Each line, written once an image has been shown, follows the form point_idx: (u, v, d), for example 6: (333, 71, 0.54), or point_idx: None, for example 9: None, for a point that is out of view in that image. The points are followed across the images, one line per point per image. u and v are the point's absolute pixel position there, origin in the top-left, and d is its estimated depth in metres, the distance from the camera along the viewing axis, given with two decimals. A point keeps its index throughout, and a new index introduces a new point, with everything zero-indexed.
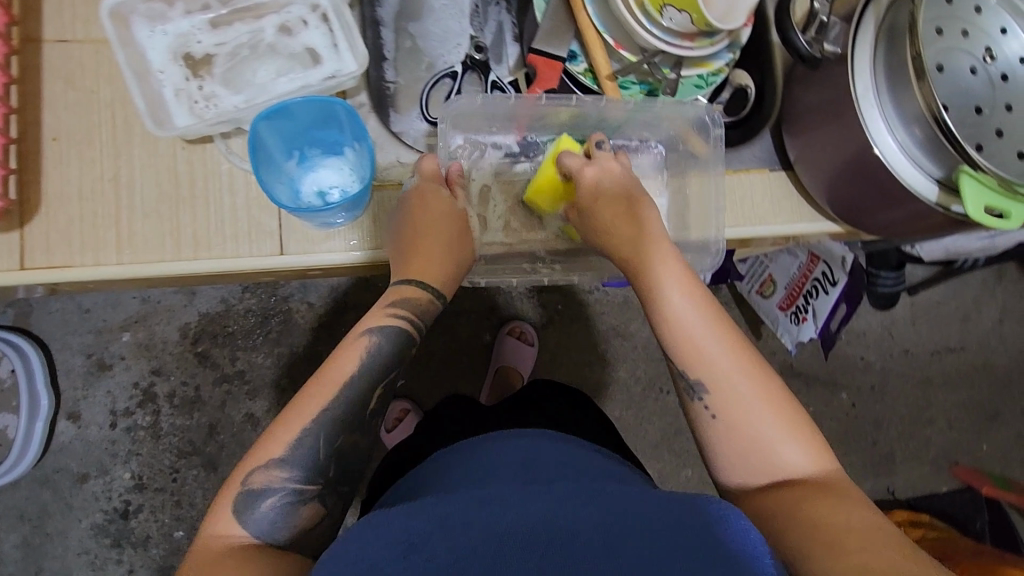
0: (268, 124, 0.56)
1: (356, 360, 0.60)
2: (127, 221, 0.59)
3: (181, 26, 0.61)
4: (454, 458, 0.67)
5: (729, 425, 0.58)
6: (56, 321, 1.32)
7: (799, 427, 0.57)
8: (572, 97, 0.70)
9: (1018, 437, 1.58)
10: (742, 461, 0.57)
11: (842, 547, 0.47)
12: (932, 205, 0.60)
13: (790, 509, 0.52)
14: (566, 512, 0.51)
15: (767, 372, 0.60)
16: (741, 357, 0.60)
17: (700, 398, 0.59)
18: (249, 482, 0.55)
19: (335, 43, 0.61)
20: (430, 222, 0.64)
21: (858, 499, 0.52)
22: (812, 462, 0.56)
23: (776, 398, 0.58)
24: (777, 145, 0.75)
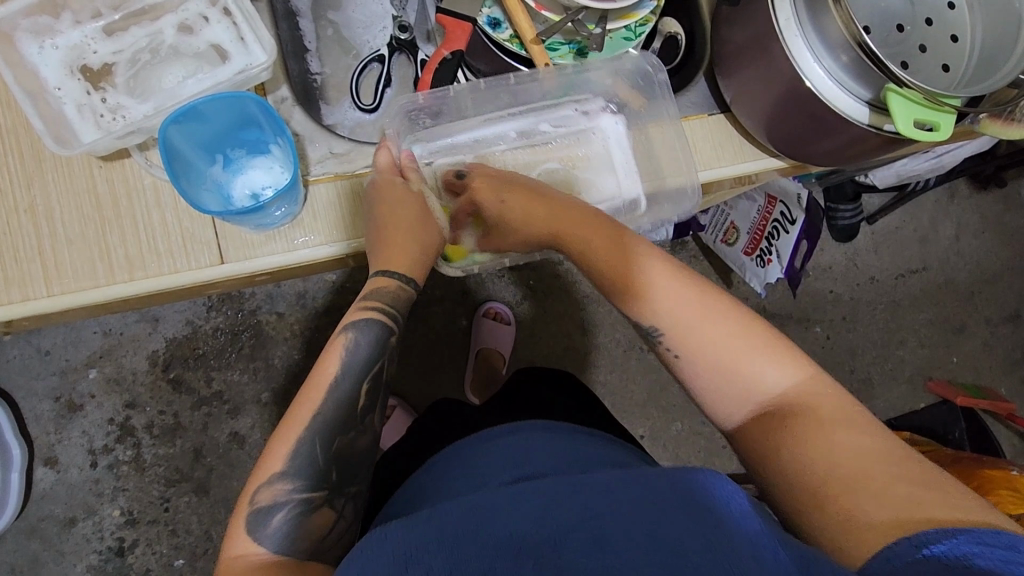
0: (178, 128, 0.53)
1: (338, 360, 0.58)
2: (52, 250, 0.56)
3: (72, 38, 0.57)
4: (442, 470, 0.66)
5: (701, 364, 0.58)
6: (17, 367, 1.28)
7: (774, 348, 0.57)
8: (510, 76, 0.72)
9: (986, 346, 1.64)
10: (721, 396, 0.58)
11: (831, 495, 0.49)
12: (865, 127, 0.60)
13: (780, 453, 0.53)
14: (556, 506, 0.49)
15: (738, 309, 0.59)
16: (708, 303, 0.59)
17: (663, 343, 0.60)
18: (257, 500, 0.53)
19: (240, 36, 0.58)
20: (391, 213, 0.61)
21: (852, 420, 0.53)
22: (788, 377, 0.56)
23: (748, 326, 0.58)
24: (713, 87, 0.74)
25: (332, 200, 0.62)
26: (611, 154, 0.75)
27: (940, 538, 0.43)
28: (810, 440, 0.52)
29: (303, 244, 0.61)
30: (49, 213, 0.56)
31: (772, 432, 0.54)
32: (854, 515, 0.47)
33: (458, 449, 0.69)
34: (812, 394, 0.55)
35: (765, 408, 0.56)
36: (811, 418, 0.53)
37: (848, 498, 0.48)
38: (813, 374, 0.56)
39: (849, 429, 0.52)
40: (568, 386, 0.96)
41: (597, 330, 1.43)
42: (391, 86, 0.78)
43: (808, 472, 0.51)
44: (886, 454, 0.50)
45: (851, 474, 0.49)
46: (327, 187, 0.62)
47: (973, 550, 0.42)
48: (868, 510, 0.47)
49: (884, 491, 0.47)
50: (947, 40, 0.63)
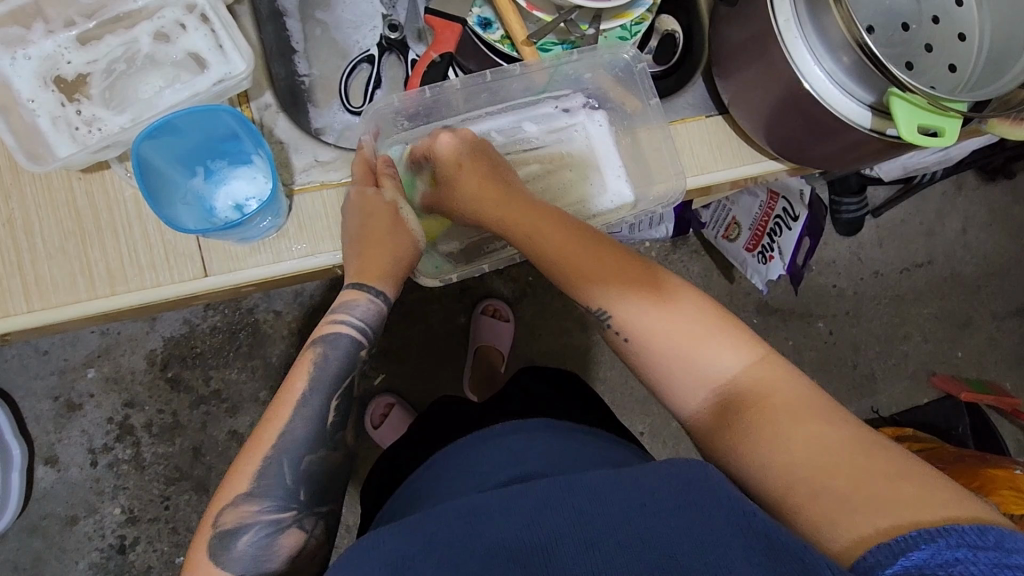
0: (151, 143, 0.51)
1: (307, 377, 0.58)
2: (33, 263, 0.55)
3: (46, 47, 0.55)
4: (435, 473, 0.65)
5: (651, 351, 0.58)
6: (16, 367, 1.27)
7: (712, 329, 0.57)
8: (486, 72, 0.69)
9: (992, 340, 1.62)
10: (676, 386, 0.57)
11: (794, 495, 0.48)
12: (867, 131, 0.58)
13: (731, 444, 0.53)
14: (547, 512, 0.47)
15: (674, 292, 0.59)
16: (648, 287, 0.59)
17: (613, 330, 0.60)
18: (221, 522, 0.53)
19: (219, 44, 0.56)
20: (371, 231, 0.60)
21: (786, 398, 0.52)
22: (739, 361, 0.55)
23: (682, 308, 0.58)
24: (710, 89, 0.72)
25: (318, 211, 0.61)
26: (595, 152, 0.75)
27: (924, 542, 0.41)
28: (766, 433, 0.51)
29: (291, 253, 0.60)
30: (29, 225, 0.55)
31: (723, 423, 0.53)
32: (824, 523, 0.46)
33: (449, 453, 0.68)
34: (753, 378, 0.54)
35: (718, 396, 0.55)
36: (765, 408, 0.52)
37: (807, 507, 0.47)
38: (764, 354, 0.56)
39: (807, 419, 0.50)
40: (568, 382, 0.95)
41: (597, 326, 1.41)
42: (381, 87, 0.77)
43: (768, 470, 0.50)
44: (855, 446, 0.48)
45: (814, 472, 0.48)
46: (314, 197, 0.61)
47: (957, 554, 0.40)
48: (838, 521, 0.45)
49: (859, 497, 0.45)
50: (954, 39, 0.61)
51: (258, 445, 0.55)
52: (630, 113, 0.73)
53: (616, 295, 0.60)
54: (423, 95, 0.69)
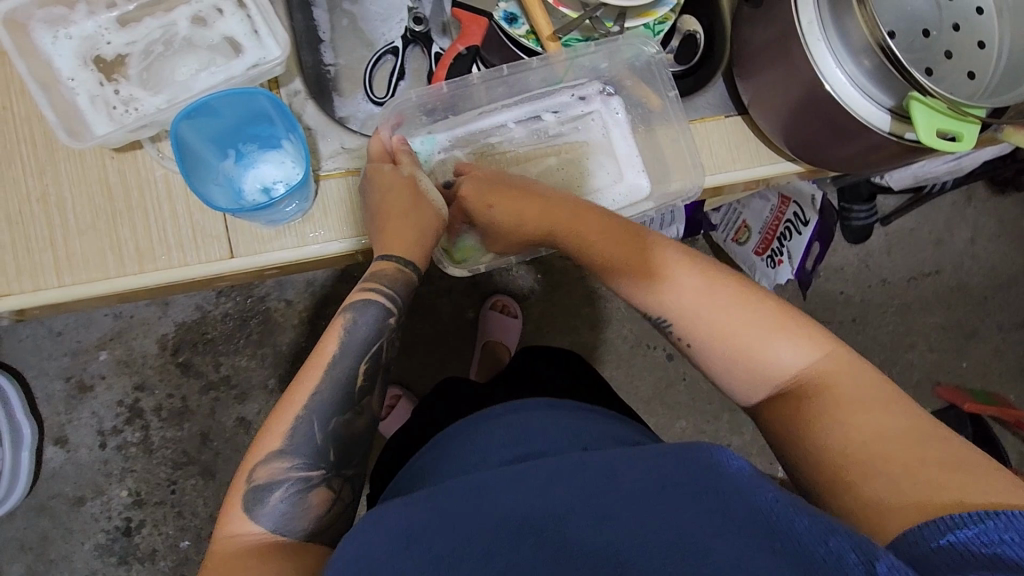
0: (189, 124, 0.52)
1: (337, 340, 0.58)
2: (64, 240, 0.56)
3: (86, 28, 0.56)
4: (444, 449, 0.66)
5: (719, 348, 0.59)
6: (29, 347, 1.29)
7: (784, 325, 0.58)
8: (505, 67, 0.70)
9: (997, 352, 1.62)
10: (737, 377, 0.59)
11: (845, 482, 0.50)
12: (885, 134, 0.59)
13: (797, 433, 0.55)
14: (557, 488, 0.49)
15: (746, 291, 0.60)
16: (725, 292, 0.60)
17: (673, 333, 0.62)
18: (255, 477, 0.54)
19: (254, 29, 0.57)
20: (390, 206, 0.60)
21: (863, 395, 0.54)
22: (805, 357, 0.56)
23: (752, 307, 0.59)
24: (731, 89, 0.73)
25: (342, 197, 0.62)
26: (612, 141, 0.76)
27: (969, 523, 0.42)
28: (834, 420, 0.53)
29: (313, 239, 0.61)
30: (61, 202, 0.56)
31: (792, 413, 0.55)
32: (884, 503, 0.47)
33: (458, 428, 0.68)
34: (822, 374, 0.55)
35: (785, 389, 0.57)
36: (833, 402, 0.53)
37: (864, 484, 0.49)
38: (832, 349, 0.57)
39: (871, 409, 0.52)
40: (578, 365, 0.95)
41: (604, 325, 1.42)
42: (404, 79, 0.78)
43: (832, 451, 0.52)
44: (911, 433, 0.51)
45: (889, 459, 0.49)
46: (338, 182, 0.62)
47: (1005, 537, 0.41)
48: (879, 492, 0.48)
49: (914, 476, 0.48)
50: (975, 47, 0.62)
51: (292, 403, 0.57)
52: (648, 109, 0.74)
53: (674, 303, 0.61)
54: (440, 88, 0.70)
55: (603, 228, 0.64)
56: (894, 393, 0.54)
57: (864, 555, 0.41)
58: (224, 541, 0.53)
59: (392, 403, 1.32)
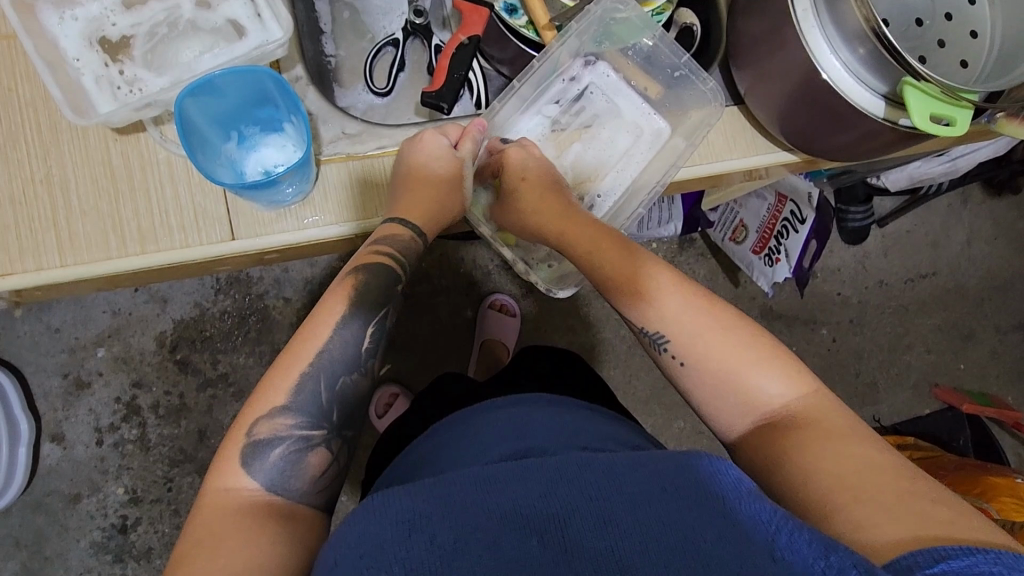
0: (193, 101, 0.53)
1: (345, 301, 0.60)
2: (66, 222, 0.56)
3: (91, 10, 0.57)
4: (444, 436, 0.66)
5: (706, 377, 0.59)
6: (27, 343, 1.29)
7: (774, 359, 0.58)
8: (514, 84, 0.70)
9: (994, 354, 1.63)
10: (722, 409, 0.59)
11: (832, 506, 0.48)
12: (881, 120, 0.60)
13: (775, 455, 0.54)
14: (561, 485, 0.47)
15: (740, 323, 0.61)
16: (722, 321, 0.61)
17: (667, 351, 0.62)
18: (255, 432, 0.54)
19: (258, 13, 0.58)
20: (418, 178, 0.63)
21: (842, 429, 0.53)
22: (790, 390, 0.57)
23: (744, 336, 0.60)
24: (727, 80, 0.75)
25: (343, 182, 0.63)
26: (616, 105, 0.77)
27: (961, 554, 0.41)
28: (813, 453, 0.52)
29: (312, 224, 0.61)
30: (64, 183, 0.57)
31: (772, 441, 0.55)
32: (866, 527, 0.46)
33: (457, 418, 0.68)
34: (806, 408, 0.56)
35: (767, 419, 0.56)
36: (814, 432, 0.53)
37: (848, 510, 0.47)
38: (814, 388, 0.57)
39: (848, 440, 0.52)
40: (574, 362, 0.96)
41: (601, 325, 1.43)
42: (404, 70, 0.79)
43: (812, 485, 0.50)
44: (890, 471, 0.49)
45: (850, 487, 0.49)
46: (339, 168, 0.63)
47: (991, 568, 0.39)
48: (879, 530, 0.45)
49: (894, 505, 0.46)
50: (967, 36, 0.63)
51: (296, 363, 0.57)
52: (643, 94, 0.77)
53: (671, 321, 0.62)
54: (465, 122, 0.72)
55: (580, 215, 0.69)
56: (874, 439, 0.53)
57: (864, 568, 0.41)
58: (219, 496, 0.52)
59: (391, 401, 1.32)
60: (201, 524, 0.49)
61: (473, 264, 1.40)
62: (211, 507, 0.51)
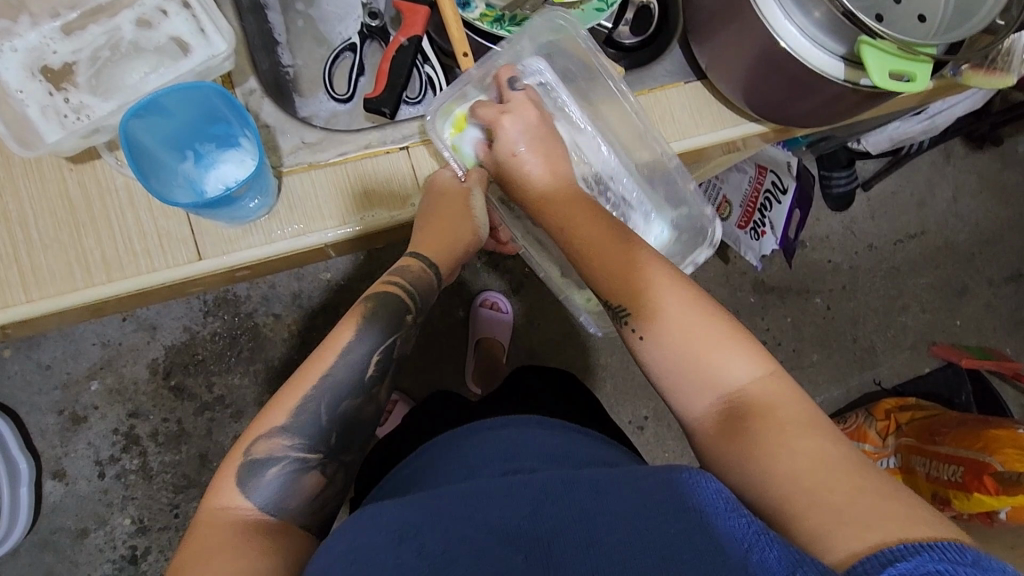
0: (140, 123, 0.52)
1: (352, 322, 0.59)
2: (30, 257, 0.55)
3: (32, 40, 0.56)
4: (435, 453, 0.66)
5: (668, 356, 0.57)
6: (19, 383, 1.28)
7: (742, 344, 0.56)
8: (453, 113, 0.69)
9: (990, 307, 1.62)
10: (684, 385, 0.56)
11: (791, 508, 0.47)
12: (842, 82, 0.59)
13: (739, 443, 0.51)
14: (546, 504, 0.47)
15: (709, 305, 0.58)
16: (695, 306, 0.58)
17: (630, 327, 0.59)
18: (252, 451, 0.54)
19: (201, 28, 0.57)
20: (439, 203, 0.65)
21: (802, 417, 0.52)
22: (754, 374, 0.54)
23: (713, 318, 0.57)
24: (687, 55, 0.73)
25: (307, 191, 0.62)
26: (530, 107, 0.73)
27: (906, 555, 0.41)
28: (771, 445, 0.50)
29: (280, 235, 0.61)
30: (23, 219, 0.56)
31: (734, 429, 0.52)
32: (818, 538, 0.45)
33: (450, 436, 0.68)
34: (770, 394, 0.53)
35: (730, 405, 0.54)
36: (774, 421, 0.51)
37: (806, 514, 0.46)
38: (772, 366, 0.55)
39: (808, 432, 0.50)
40: (564, 378, 0.96)
41: None
42: (364, 74, 0.77)
43: (769, 474, 0.49)
44: (841, 458, 0.49)
45: (815, 485, 0.47)
46: (301, 177, 0.62)
47: (938, 566, 0.39)
48: (838, 531, 0.44)
49: (856, 512, 0.45)
50: None
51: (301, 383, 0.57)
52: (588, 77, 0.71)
53: (634, 301, 0.59)
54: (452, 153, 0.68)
55: (568, 195, 0.65)
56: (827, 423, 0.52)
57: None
58: (215, 513, 0.52)
59: (390, 407, 1.31)
60: (195, 545, 0.49)
61: (461, 264, 1.40)
62: (207, 522, 0.51)
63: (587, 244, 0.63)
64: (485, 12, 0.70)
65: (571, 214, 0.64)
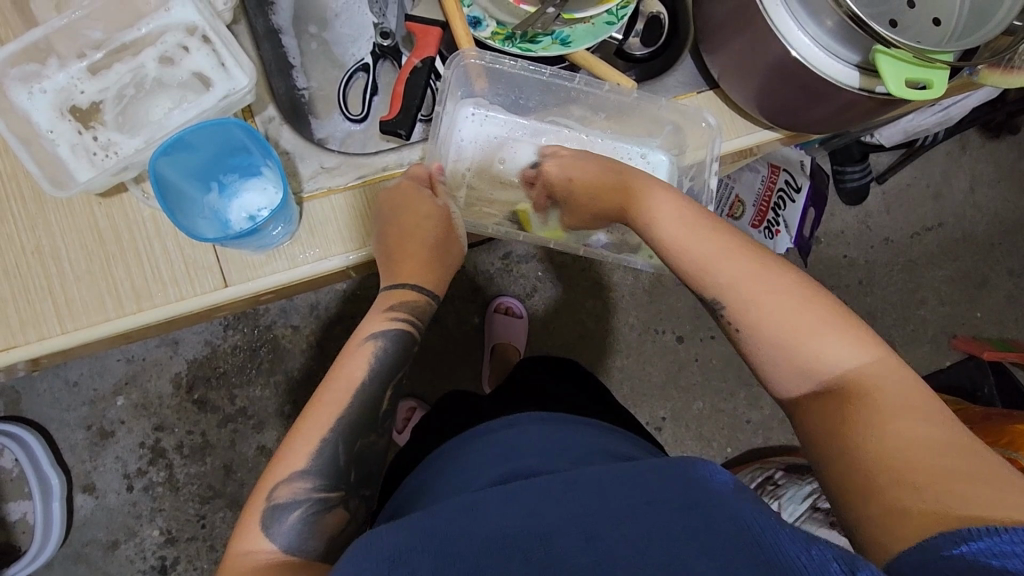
0: (167, 160, 0.54)
1: (364, 367, 0.60)
2: (62, 288, 0.57)
3: (59, 81, 0.58)
4: (453, 452, 0.68)
5: (766, 339, 0.56)
6: (48, 400, 1.31)
7: (843, 326, 0.54)
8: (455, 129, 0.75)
9: (1011, 299, 1.60)
10: (782, 368, 0.55)
11: (876, 484, 0.46)
12: (857, 91, 0.59)
13: (830, 421, 0.51)
14: (546, 509, 0.48)
15: (816, 291, 0.56)
16: (793, 286, 0.56)
17: (724, 313, 0.58)
18: (274, 496, 0.53)
19: (222, 63, 0.59)
20: (414, 223, 0.64)
21: (915, 400, 0.49)
22: (856, 356, 0.52)
23: (818, 299, 0.55)
24: (699, 64, 0.74)
25: (328, 217, 0.64)
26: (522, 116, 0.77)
27: (986, 535, 0.39)
28: (875, 424, 0.48)
29: (305, 259, 0.62)
30: (55, 252, 0.58)
31: (830, 409, 0.51)
32: (898, 512, 0.43)
33: (467, 437, 0.70)
34: (875, 375, 0.51)
35: (828, 385, 0.52)
36: (874, 401, 0.49)
37: (899, 488, 0.44)
38: (885, 356, 0.53)
39: (917, 416, 0.48)
40: (581, 374, 0.96)
41: (609, 315, 1.42)
42: (378, 94, 0.78)
43: (867, 451, 0.47)
44: (962, 449, 0.46)
45: (920, 471, 0.44)
46: (322, 203, 0.63)
47: (1016, 550, 0.38)
48: (920, 501, 0.43)
49: (965, 489, 0.42)
50: None
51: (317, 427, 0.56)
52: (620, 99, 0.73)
53: (724, 285, 0.58)
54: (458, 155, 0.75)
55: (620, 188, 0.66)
56: (954, 422, 0.48)
57: (847, 564, 0.40)
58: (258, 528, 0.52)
59: (409, 415, 1.32)
60: None
61: (475, 270, 1.40)
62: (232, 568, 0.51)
63: (674, 245, 0.61)
64: (496, 30, 0.70)
65: (625, 199, 0.66)
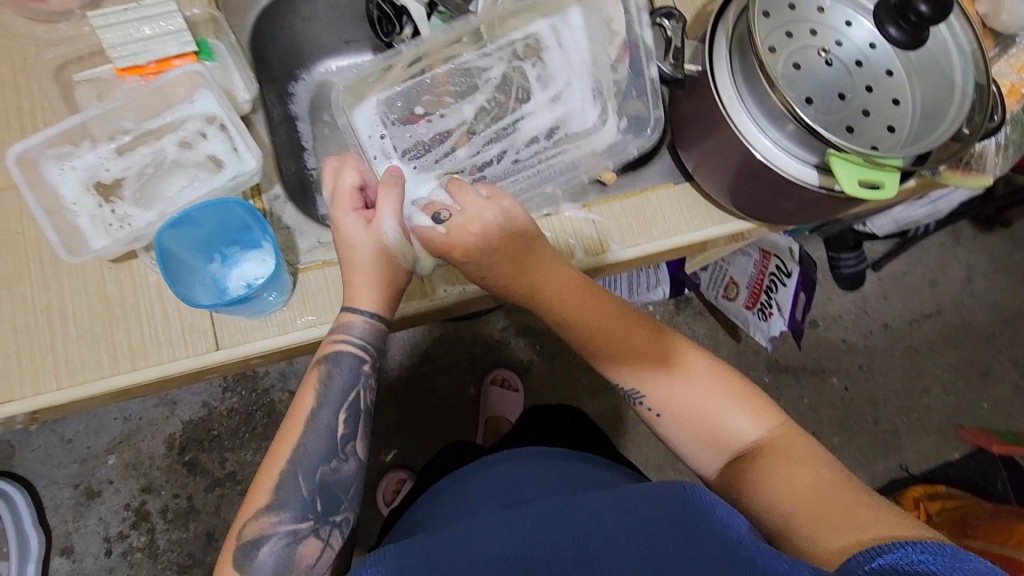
0: (173, 234, 0.60)
1: (313, 394, 0.61)
2: (63, 346, 0.61)
3: (88, 160, 0.64)
4: (439, 496, 0.68)
5: (683, 425, 0.64)
6: (39, 456, 1.30)
7: (737, 395, 0.64)
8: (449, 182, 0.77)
9: (1017, 391, 1.58)
10: (697, 447, 0.64)
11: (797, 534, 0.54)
12: (816, 188, 0.64)
13: (748, 486, 0.59)
14: (547, 524, 0.51)
15: (704, 364, 0.66)
16: (692, 372, 0.65)
17: (643, 404, 0.66)
18: (245, 534, 0.58)
19: (235, 147, 0.66)
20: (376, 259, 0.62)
21: (794, 449, 0.60)
22: (753, 426, 0.63)
23: (715, 377, 0.65)
24: (675, 159, 0.80)
25: (321, 287, 0.67)
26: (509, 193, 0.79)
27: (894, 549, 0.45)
28: (776, 481, 0.58)
29: (302, 323, 0.66)
30: (62, 311, 0.62)
31: (743, 476, 0.60)
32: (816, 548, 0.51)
33: (460, 473, 0.70)
34: (768, 437, 0.62)
35: (735, 455, 0.62)
36: (773, 460, 0.59)
37: (810, 537, 0.53)
38: (769, 416, 0.63)
39: (803, 467, 0.58)
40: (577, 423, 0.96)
41: (606, 391, 1.43)
42: None
43: (782, 512, 0.56)
44: (835, 483, 0.56)
45: (808, 513, 0.54)
46: (315, 274, 0.68)
47: (920, 557, 0.44)
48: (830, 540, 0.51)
49: (845, 521, 0.52)
50: (891, 104, 0.67)
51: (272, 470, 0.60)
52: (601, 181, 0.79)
53: (627, 373, 0.66)
54: None
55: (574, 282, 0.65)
56: (816, 447, 0.61)
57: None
58: None
59: (399, 487, 1.30)
60: None
61: (475, 341, 1.42)
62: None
63: (626, 352, 0.65)
64: None
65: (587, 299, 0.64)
